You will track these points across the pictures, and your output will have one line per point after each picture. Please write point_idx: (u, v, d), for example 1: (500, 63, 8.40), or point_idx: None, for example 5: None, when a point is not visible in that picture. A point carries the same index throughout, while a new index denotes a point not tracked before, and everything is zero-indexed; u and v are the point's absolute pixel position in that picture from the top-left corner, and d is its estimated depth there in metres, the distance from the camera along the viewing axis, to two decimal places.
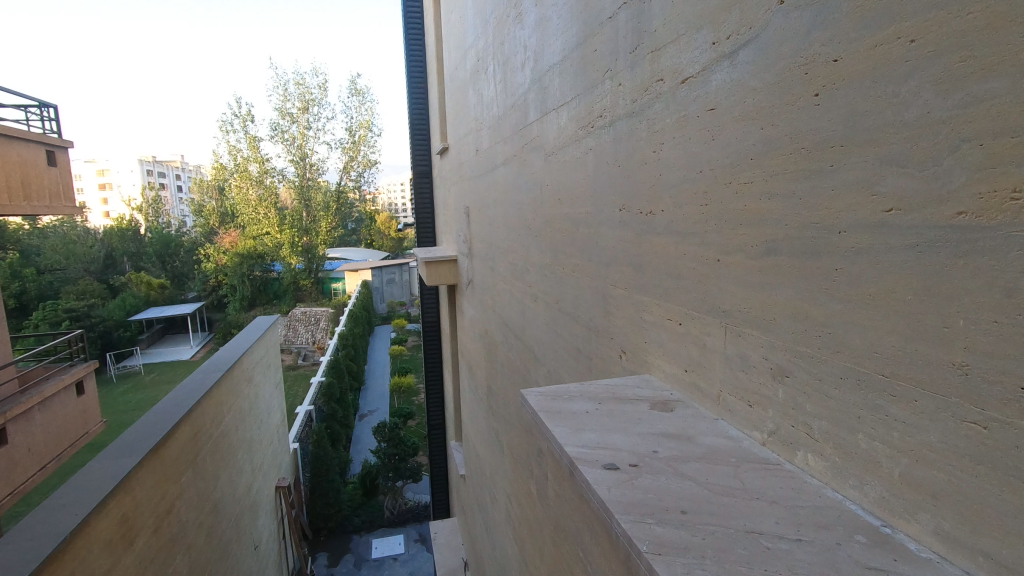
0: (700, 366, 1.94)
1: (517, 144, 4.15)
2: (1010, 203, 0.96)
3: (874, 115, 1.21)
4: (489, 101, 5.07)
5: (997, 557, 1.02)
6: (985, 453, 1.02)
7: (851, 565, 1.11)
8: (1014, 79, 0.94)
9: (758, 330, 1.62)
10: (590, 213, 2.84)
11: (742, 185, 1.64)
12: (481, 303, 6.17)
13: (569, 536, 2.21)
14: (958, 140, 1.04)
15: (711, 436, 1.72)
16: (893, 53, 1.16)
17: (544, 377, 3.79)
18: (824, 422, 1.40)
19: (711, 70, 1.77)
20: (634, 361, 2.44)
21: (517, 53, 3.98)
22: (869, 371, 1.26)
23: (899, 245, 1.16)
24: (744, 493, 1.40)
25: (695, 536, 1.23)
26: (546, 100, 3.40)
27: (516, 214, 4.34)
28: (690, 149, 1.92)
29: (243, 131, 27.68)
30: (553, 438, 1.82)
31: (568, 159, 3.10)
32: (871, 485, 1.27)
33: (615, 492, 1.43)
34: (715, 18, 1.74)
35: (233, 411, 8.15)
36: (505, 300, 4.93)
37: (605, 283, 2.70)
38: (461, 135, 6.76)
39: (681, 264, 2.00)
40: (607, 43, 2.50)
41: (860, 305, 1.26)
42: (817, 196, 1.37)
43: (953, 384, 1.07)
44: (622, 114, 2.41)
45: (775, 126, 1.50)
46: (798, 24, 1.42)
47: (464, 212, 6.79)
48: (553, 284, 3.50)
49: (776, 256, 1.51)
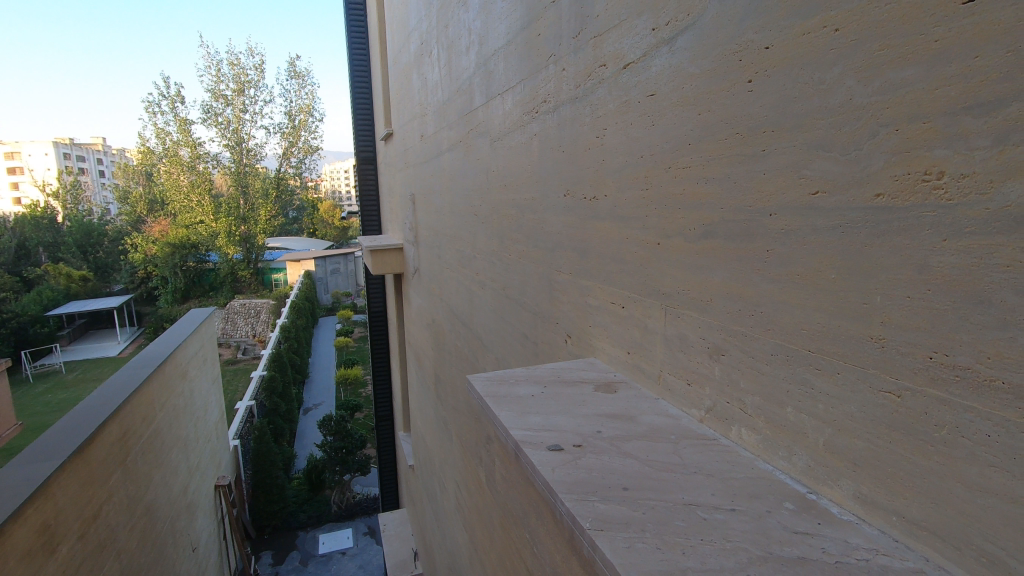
0: (642, 348, 1.98)
1: (462, 129, 4.10)
2: (922, 185, 1.02)
3: (802, 101, 1.26)
4: (433, 86, 4.98)
5: (908, 516, 1.09)
6: (898, 420, 1.09)
7: (780, 531, 1.16)
8: (925, 68, 1.00)
9: (695, 312, 1.67)
10: (536, 199, 2.84)
11: (681, 169, 1.68)
12: (428, 292, 6.09)
13: (517, 520, 2.24)
14: (877, 126, 1.09)
15: (653, 415, 1.76)
16: (820, 42, 1.20)
17: (492, 365, 3.78)
18: (756, 398, 1.46)
19: (652, 56, 1.80)
20: (580, 345, 2.47)
21: (461, 37, 3.92)
22: (797, 347, 1.32)
23: (824, 227, 1.22)
24: (682, 468, 1.44)
25: (637, 511, 1.26)
26: (490, 84, 3.37)
27: (462, 201, 4.30)
28: (632, 135, 1.94)
29: (172, 112, 26.07)
30: (499, 422, 1.82)
31: (513, 145, 3.09)
32: (799, 455, 1.34)
33: (559, 473, 1.44)
34: (655, 4, 1.76)
35: (166, 409, 7.73)
36: (452, 288, 4.88)
37: (550, 269, 2.72)
38: (406, 120, 6.62)
39: (624, 248, 2.04)
40: (551, 28, 2.49)
41: (789, 284, 1.32)
42: (750, 179, 1.41)
43: (871, 356, 1.14)
44: (566, 99, 2.41)
45: (711, 111, 1.54)
46: (733, 11, 1.45)
47: (410, 200, 6.66)
48: (500, 271, 3.49)
49: (712, 239, 1.56)
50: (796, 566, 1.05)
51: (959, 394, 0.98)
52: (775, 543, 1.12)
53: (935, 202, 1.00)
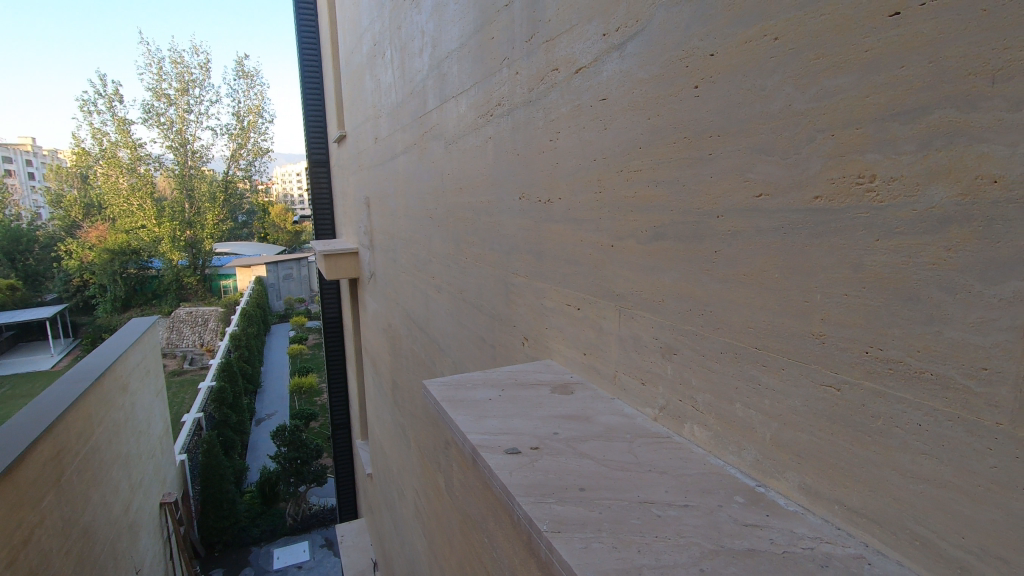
0: (597, 349, 2.00)
1: (416, 132, 4.07)
2: (856, 188, 1.07)
3: (745, 107, 1.30)
4: (386, 88, 4.92)
5: (849, 505, 1.14)
6: (838, 412, 1.14)
7: (731, 524, 1.19)
8: (857, 76, 1.05)
9: (647, 313, 1.70)
10: (491, 202, 2.84)
11: (632, 173, 1.71)
12: (384, 297, 5.99)
13: (475, 525, 2.22)
14: (814, 131, 1.14)
15: (608, 415, 1.78)
16: (760, 50, 1.25)
17: (449, 369, 3.75)
18: (706, 395, 1.49)
19: (603, 61, 1.83)
20: (537, 348, 2.48)
21: (414, 39, 3.89)
22: (744, 345, 1.36)
23: (767, 227, 1.26)
24: (637, 466, 1.46)
25: (593, 511, 1.26)
26: (444, 87, 3.35)
27: (418, 204, 4.25)
28: (584, 138, 1.97)
29: (109, 112, 24.75)
30: (454, 427, 1.81)
31: (467, 148, 3.08)
32: (748, 449, 1.38)
33: (516, 476, 1.44)
34: (605, 10, 1.79)
35: (105, 424, 7.31)
36: (408, 292, 4.83)
37: (506, 272, 2.72)
38: (359, 122, 6.51)
39: (578, 250, 2.06)
40: (503, 32, 2.51)
41: (736, 284, 1.36)
42: (697, 182, 1.45)
43: (812, 352, 1.19)
44: (520, 103, 2.42)
45: (659, 116, 1.58)
46: (679, 18, 1.49)
47: (364, 203, 6.55)
48: (456, 274, 3.47)
49: (663, 241, 1.60)
50: (746, 558, 1.07)
51: (893, 386, 1.04)
52: (726, 537, 1.14)
53: (868, 204, 1.05)
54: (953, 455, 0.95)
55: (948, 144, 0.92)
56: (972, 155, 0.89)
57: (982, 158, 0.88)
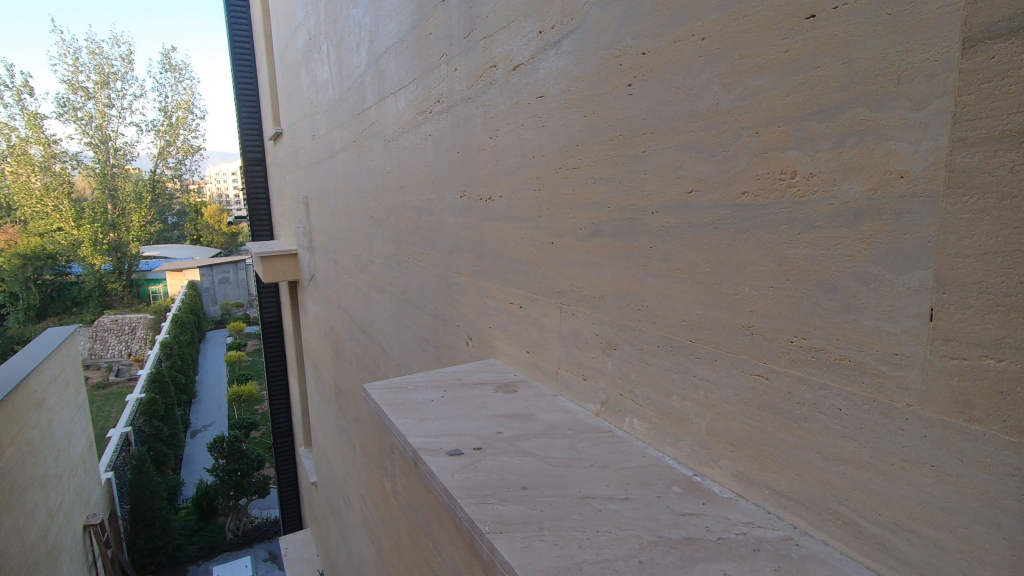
0: (540, 347, 2.01)
1: (355, 129, 3.96)
2: (779, 183, 1.11)
3: (675, 105, 1.32)
4: (323, 84, 4.77)
5: (778, 490, 1.18)
6: (766, 400, 1.18)
7: (668, 514, 1.21)
8: (778, 75, 1.09)
9: (587, 308, 1.71)
10: (432, 201, 2.79)
11: (570, 170, 1.72)
12: (326, 300, 5.80)
13: (421, 530, 2.18)
14: (739, 129, 1.18)
15: (551, 412, 1.79)
16: (688, 50, 1.28)
17: (394, 372, 3.67)
18: (645, 389, 1.52)
19: (539, 58, 1.83)
20: (480, 347, 2.46)
21: (351, 34, 3.78)
22: (679, 338, 1.39)
23: (698, 223, 1.29)
24: (579, 462, 1.46)
25: (534, 510, 1.26)
26: (382, 83, 3.28)
27: (358, 204, 4.13)
28: (522, 136, 1.96)
29: (17, 105, 22.78)
30: (395, 430, 1.76)
31: (406, 146, 3.03)
32: (684, 440, 1.41)
33: (458, 477, 1.42)
34: (540, 8, 1.79)
35: (17, 444, 6.71)
36: (349, 294, 4.70)
37: (448, 271, 2.69)
38: (295, 119, 6.28)
39: (519, 248, 2.05)
40: (441, 27, 2.47)
41: (670, 279, 1.38)
42: (632, 179, 1.47)
43: (741, 343, 1.23)
44: (458, 100, 2.39)
45: (595, 113, 1.60)
46: (611, 17, 1.50)
47: (302, 203, 6.32)
48: (398, 275, 3.40)
49: (601, 237, 1.61)
50: (683, 547, 1.09)
51: (816, 373, 1.08)
52: (664, 527, 1.16)
53: (790, 199, 1.09)
54: (870, 437, 1.00)
55: (859, 142, 0.97)
56: (881, 152, 0.94)
57: (891, 154, 0.93)
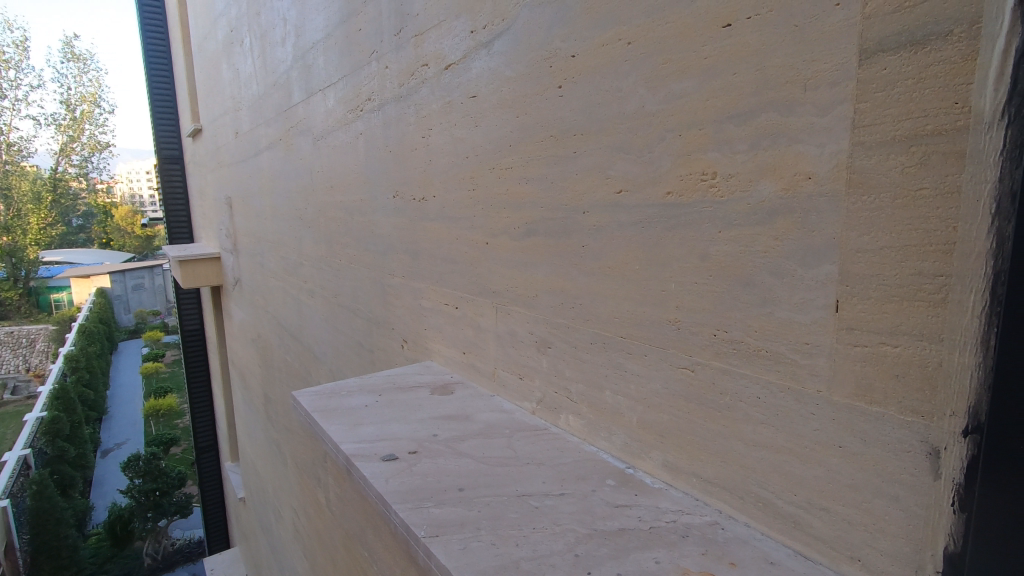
0: (475, 347, 2.00)
1: (281, 127, 3.80)
2: (700, 184, 1.16)
3: (604, 107, 1.36)
4: (246, 79, 4.55)
5: (704, 476, 1.23)
6: (693, 392, 1.23)
7: (602, 507, 1.23)
8: (698, 81, 1.14)
9: (522, 308, 1.73)
10: (363, 201, 2.73)
11: (503, 170, 1.73)
12: (252, 305, 5.54)
13: (356, 539, 2.13)
14: (664, 132, 1.22)
15: (488, 412, 1.78)
16: (615, 54, 1.32)
17: (326, 378, 3.55)
18: (579, 385, 1.54)
19: (471, 58, 1.83)
20: (415, 349, 2.43)
21: (275, 26, 3.62)
22: (611, 334, 1.42)
23: (628, 221, 1.33)
24: (516, 461, 1.47)
25: (471, 510, 1.25)
26: (310, 79, 3.16)
27: (286, 204, 3.96)
28: (455, 136, 1.95)
29: None
30: (327, 437, 1.70)
31: (336, 144, 2.94)
32: (617, 434, 1.44)
33: (393, 482, 1.38)
34: (472, 7, 1.79)
35: None
36: (278, 298, 4.50)
37: (382, 273, 2.63)
38: (216, 115, 5.95)
39: (453, 249, 2.04)
40: (371, 23, 2.42)
41: (601, 276, 1.42)
42: (564, 179, 1.50)
43: (669, 337, 1.27)
44: (390, 98, 2.35)
45: (527, 114, 1.61)
46: (542, 19, 1.52)
47: (225, 204, 6.00)
48: (329, 277, 3.29)
49: (534, 237, 1.63)
50: (616, 538, 1.12)
51: (737, 364, 1.14)
52: (598, 519, 1.18)
53: (710, 199, 1.14)
54: (786, 422, 1.06)
55: (772, 145, 1.03)
56: (791, 155, 1.00)
57: (799, 157, 0.99)
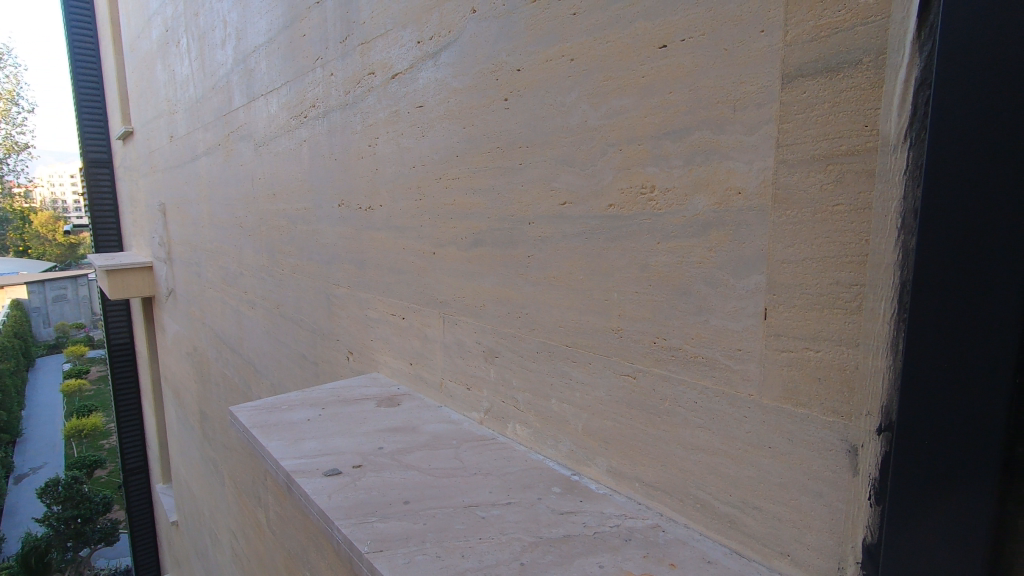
0: (423, 358, 1.98)
1: (220, 131, 3.67)
2: (640, 197, 1.20)
3: (548, 120, 1.39)
4: (182, 81, 4.37)
5: (646, 481, 1.26)
6: (635, 398, 1.27)
7: (548, 514, 1.24)
8: (637, 98, 1.18)
9: (469, 317, 1.73)
10: (307, 210, 2.67)
11: (450, 180, 1.73)
12: (188, 318, 5.27)
13: (297, 559, 2.05)
14: (606, 146, 1.26)
15: (435, 423, 1.77)
16: (558, 69, 1.35)
17: (267, 393, 3.42)
18: (526, 394, 1.56)
19: (418, 68, 1.83)
20: (361, 361, 2.38)
21: (215, 29, 3.51)
22: (556, 343, 1.45)
23: (572, 232, 1.36)
24: (463, 471, 1.46)
25: (417, 523, 1.23)
26: (251, 83, 3.08)
27: (225, 212, 3.82)
28: (402, 145, 1.95)
29: None
30: (266, 453, 1.64)
31: (278, 151, 2.86)
32: (563, 441, 1.46)
33: (336, 498, 1.35)
34: (418, 17, 1.79)
35: None
36: (215, 310, 4.31)
37: (326, 282, 2.57)
38: (149, 117, 5.68)
39: (400, 258, 2.02)
40: (315, 30, 2.38)
41: (547, 286, 1.45)
42: (510, 191, 1.52)
43: (612, 345, 1.30)
44: (335, 106, 2.31)
45: (473, 125, 1.63)
46: (487, 32, 1.55)
47: (158, 211, 5.71)
48: (271, 288, 3.19)
49: (481, 247, 1.65)
50: (561, 544, 1.13)
51: (675, 370, 1.18)
52: (544, 527, 1.19)
53: (649, 211, 1.19)
54: (721, 426, 1.11)
55: (705, 161, 1.08)
56: (723, 171, 1.06)
57: (730, 172, 1.05)
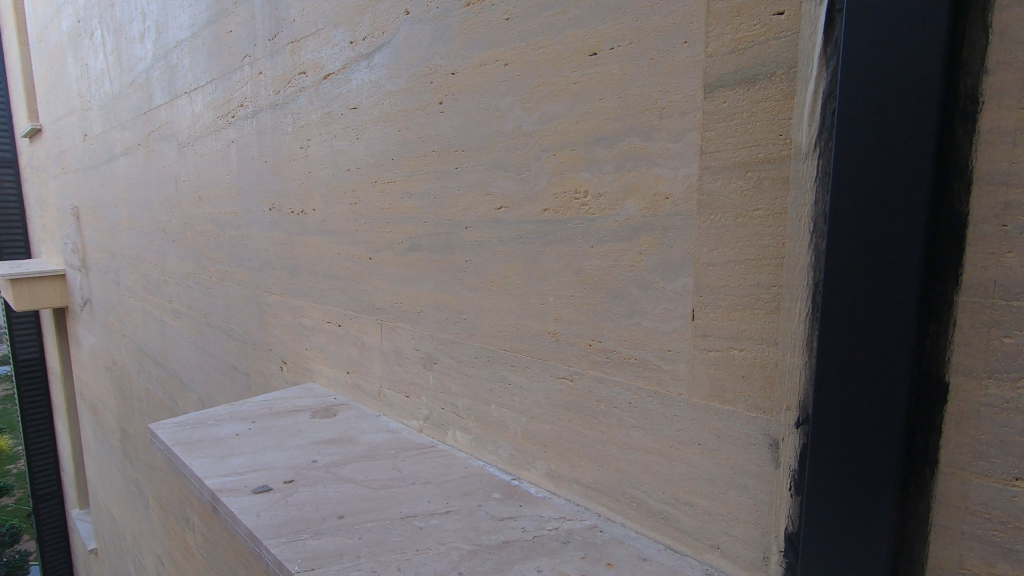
0: (360, 366, 1.93)
1: (140, 130, 3.45)
2: (573, 202, 1.22)
3: (483, 125, 1.39)
4: (97, 76, 4.08)
5: (584, 482, 1.28)
6: (572, 401, 1.28)
7: (487, 521, 1.23)
8: (569, 104, 1.20)
9: (407, 324, 1.70)
10: (235, 214, 2.55)
11: (385, 184, 1.70)
12: (106, 329, 4.91)
13: None
14: (540, 151, 1.27)
15: (372, 433, 1.72)
16: (492, 73, 1.35)
17: (195, 407, 3.23)
18: (465, 400, 1.54)
19: (351, 69, 1.79)
20: (295, 371, 2.29)
21: (132, 22, 3.31)
22: (494, 348, 1.44)
23: (507, 237, 1.37)
24: (401, 482, 1.42)
25: (352, 538, 1.19)
26: (174, 80, 2.91)
27: (146, 216, 3.59)
28: (336, 148, 1.89)
29: None
30: (189, 472, 1.54)
31: (204, 152, 2.72)
32: (502, 446, 1.46)
33: (265, 516, 1.28)
34: (351, 17, 1.75)
35: None
36: (136, 321, 4.04)
37: (257, 290, 2.46)
38: (60, 115, 5.27)
39: (335, 264, 1.96)
40: (242, 26, 2.28)
41: (484, 291, 1.44)
42: (447, 195, 1.51)
43: (549, 349, 1.31)
44: (265, 105, 2.22)
45: (408, 128, 1.60)
46: (421, 35, 1.53)
47: (71, 215, 5.30)
48: (197, 297, 3.02)
49: (418, 252, 1.62)
50: (500, 551, 1.12)
51: (610, 371, 1.20)
52: (483, 534, 1.18)
53: (583, 216, 1.20)
54: (653, 425, 1.14)
55: (635, 167, 1.11)
56: (651, 176, 1.08)
57: (658, 178, 1.08)
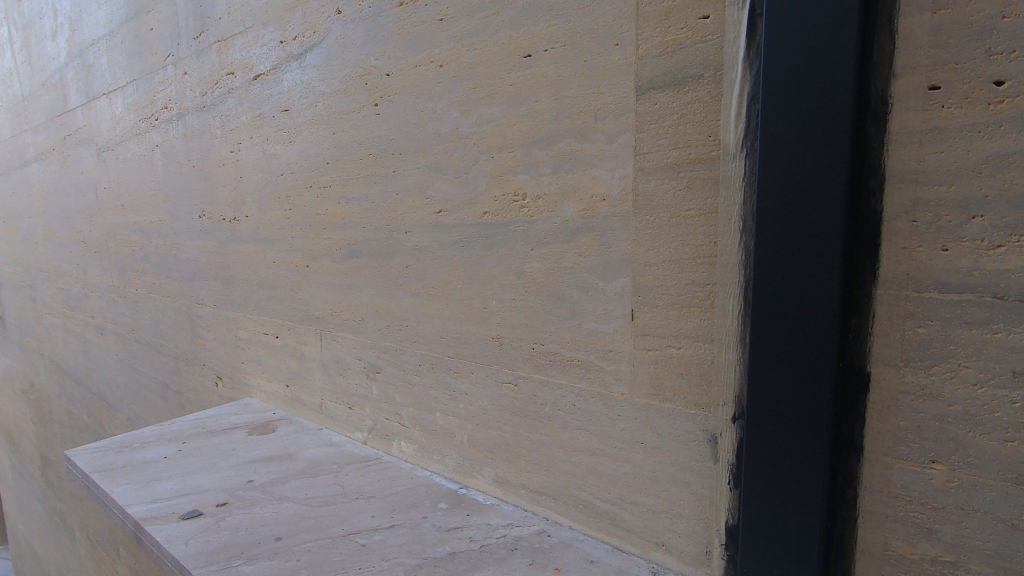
0: (300, 378, 1.85)
1: (55, 134, 3.21)
2: (513, 204, 1.21)
3: (420, 128, 1.36)
4: (5, 76, 3.77)
5: (532, 487, 1.26)
6: (518, 405, 1.26)
7: (433, 533, 1.20)
8: (506, 106, 1.19)
9: (348, 333, 1.64)
10: (163, 223, 2.40)
11: (321, 189, 1.64)
12: (22, 350, 4.54)
13: None
14: (478, 153, 1.25)
15: (314, 448, 1.65)
16: (427, 75, 1.33)
17: (123, 430, 3.02)
18: (410, 409, 1.50)
19: (282, 70, 1.71)
20: (232, 386, 2.18)
21: (43, 18, 3.07)
22: (438, 354, 1.41)
23: (448, 242, 1.34)
24: (343, 497, 1.37)
25: (289, 560, 1.13)
26: (90, 80, 2.72)
27: (64, 227, 3.34)
28: (268, 151, 1.81)
29: None
30: (110, 502, 1.43)
31: (126, 157, 2.56)
32: (449, 455, 1.43)
33: (194, 544, 1.21)
34: (280, 16, 1.68)
35: None
36: (56, 340, 3.75)
37: (188, 302, 2.33)
38: None
39: (271, 273, 1.88)
40: (165, 24, 2.16)
41: (426, 297, 1.41)
42: (385, 200, 1.47)
43: (493, 353, 1.29)
44: (191, 108, 2.11)
45: (343, 131, 1.55)
46: (354, 35, 1.48)
47: None
48: (123, 311, 2.83)
49: (357, 258, 1.57)
50: (446, 563, 1.09)
51: (554, 374, 1.19)
52: (428, 547, 1.15)
53: (522, 218, 1.19)
54: (597, 426, 1.13)
55: (572, 168, 1.11)
56: (589, 178, 1.09)
57: (595, 180, 1.08)
